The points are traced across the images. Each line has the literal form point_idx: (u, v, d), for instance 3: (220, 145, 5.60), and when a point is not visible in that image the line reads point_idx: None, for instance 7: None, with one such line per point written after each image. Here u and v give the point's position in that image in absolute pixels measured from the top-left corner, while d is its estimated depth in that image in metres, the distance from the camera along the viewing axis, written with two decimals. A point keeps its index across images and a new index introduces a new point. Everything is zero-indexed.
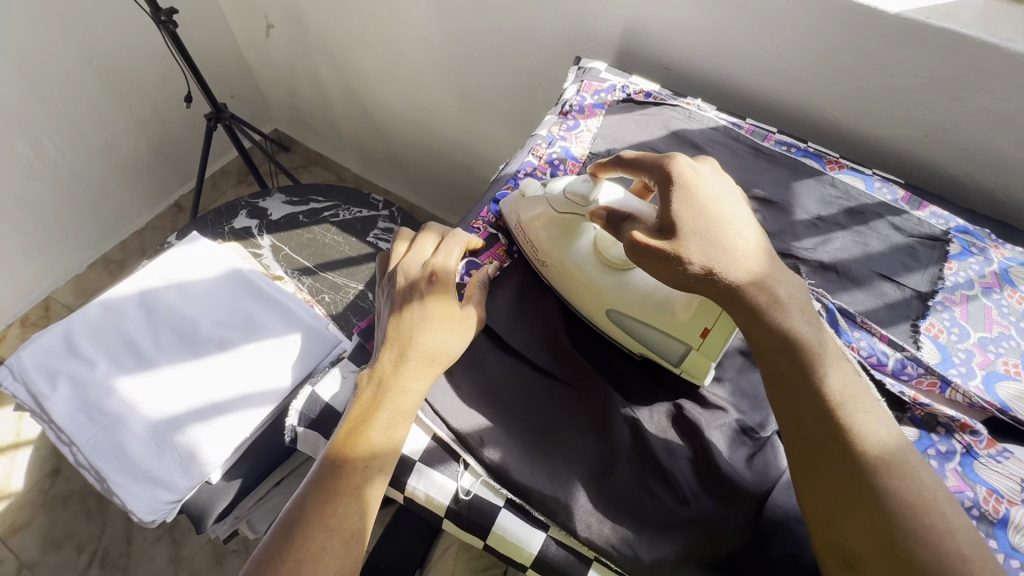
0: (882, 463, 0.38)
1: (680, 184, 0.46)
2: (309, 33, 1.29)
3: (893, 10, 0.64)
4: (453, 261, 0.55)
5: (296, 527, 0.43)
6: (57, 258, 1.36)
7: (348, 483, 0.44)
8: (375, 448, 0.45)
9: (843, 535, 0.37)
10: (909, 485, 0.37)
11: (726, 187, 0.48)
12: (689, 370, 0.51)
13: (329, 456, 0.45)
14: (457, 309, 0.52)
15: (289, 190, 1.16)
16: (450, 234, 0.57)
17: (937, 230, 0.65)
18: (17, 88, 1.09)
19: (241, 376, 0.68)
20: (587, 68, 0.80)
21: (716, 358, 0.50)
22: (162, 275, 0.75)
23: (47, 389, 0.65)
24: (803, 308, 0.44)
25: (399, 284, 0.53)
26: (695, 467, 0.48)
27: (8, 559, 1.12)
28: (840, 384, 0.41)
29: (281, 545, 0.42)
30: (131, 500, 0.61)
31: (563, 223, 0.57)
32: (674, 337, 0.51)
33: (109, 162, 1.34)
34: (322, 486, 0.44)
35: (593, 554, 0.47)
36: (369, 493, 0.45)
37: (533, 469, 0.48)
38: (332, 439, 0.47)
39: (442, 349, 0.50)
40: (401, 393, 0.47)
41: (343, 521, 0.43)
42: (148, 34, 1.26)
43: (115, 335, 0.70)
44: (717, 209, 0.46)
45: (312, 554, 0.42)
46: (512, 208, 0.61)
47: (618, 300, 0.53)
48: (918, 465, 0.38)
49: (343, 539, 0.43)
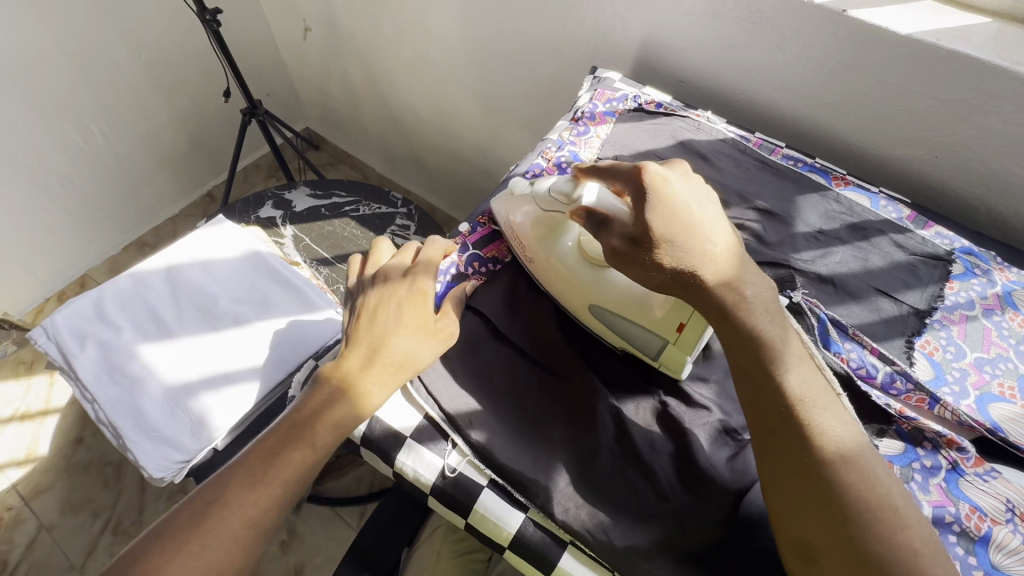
0: (839, 458, 0.41)
1: (651, 192, 0.48)
2: (343, 37, 1.35)
3: (903, 31, 0.65)
4: (431, 274, 0.57)
5: (213, 507, 0.44)
6: (96, 238, 1.44)
7: (277, 474, 0.46)
8: (316, 445, 0.48)
9: (802, 528, 0.40)
10: (864, 479, 0.40)
11: (697, 191, 0.50)
12: (667, 363, 0.54)
13: (269, 444, 0.47)
14: (432, 321, 0.54)
15: (314, 184, 1.21)
16: (430, 247, 0.60)
17: (940, 249, 0.65)
18: (72, 77, 1.18)
19: (254, 351, 0.73)
20: (602, 77, 0.82)
21: (692, 351, 0.52)
22: (188, 253, 0.79)
23: (76, 349, 0.70)
24: (767, 307, 0.46)
25: (379, 288, 0.56)
26: (676, 463, 0.50)
27: (29, 519, 1.18)
28: (802, 383, 0.44)
29: (191, 522, 0.43)
30: (142, 458, 0.66)
31: (550, 222, 0.60)
32: (651, 332, 0.54)
33: (149, 150, 1.42)
34: (253, 470, 0.46)
35: (569, 538, 0.48)
36: (294, 488, 0.47)
37: (517, 452, 0.50)
38: (277, 425, 0.49)
39: (409, 358, 0.52)
40: (360, 396, 0.50)
41: (261, 512, 0.45)
42: (194, 32, 1.34)
43: (140, 304, 0.75)
44: (688, 211, 0.48)
45: (220, 536, 0.43)
46: (502, 206, 0.65)
47: (600, 295, 0.56)
48: (873, 461, 0.42)
49: (253, 530, 0.44)
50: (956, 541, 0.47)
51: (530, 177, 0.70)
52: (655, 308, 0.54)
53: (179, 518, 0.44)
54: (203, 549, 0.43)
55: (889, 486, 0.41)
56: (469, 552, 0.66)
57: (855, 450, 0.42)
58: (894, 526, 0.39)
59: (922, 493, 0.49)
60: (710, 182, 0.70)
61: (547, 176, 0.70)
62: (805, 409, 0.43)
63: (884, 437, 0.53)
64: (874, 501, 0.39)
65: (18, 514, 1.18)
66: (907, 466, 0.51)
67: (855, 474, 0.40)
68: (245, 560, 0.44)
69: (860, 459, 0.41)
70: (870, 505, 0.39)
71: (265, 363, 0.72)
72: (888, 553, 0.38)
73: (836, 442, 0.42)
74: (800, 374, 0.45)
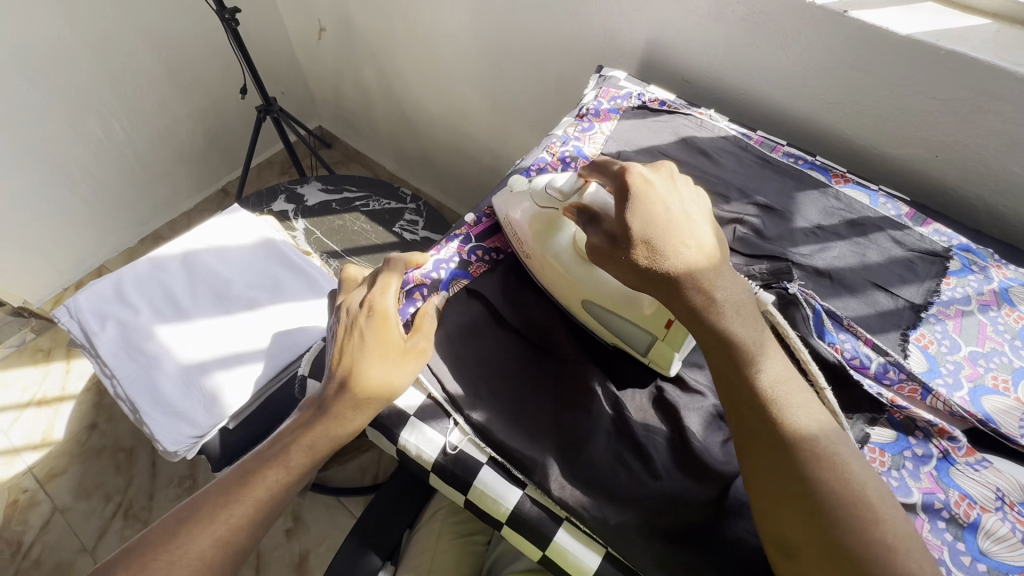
0: (812, 455, 0.41)
1: (633, 192, 0.50)
2: (356, 38, 1.38)
3: (903, 31, 0.66)
4: (390, 295, 0.55)
5: (188, 524, 0.47)
6: (114, 230, 1.48)
7: (251, 494, 0.49)
8: (290, 466, 0.50)
9: (779, 523, 0.41)
10: (839, 476, 0.40)
11: (678, 194, 0.51)
12: (656, 359, 0.55)
13: (240, 473, 0.50)
14: (401, 342, 0.54)
15: (325, 179, 1.24)
16: (392, 266, 0.59)
17: (938, 246, 0.66)
18: (95, 74, 1.22)
19: (267, 332, 0.77)
20: (608, 76, 0.84)
21: (680, 348, 0.53)
22: (204, 239, 0.83)
23: (96, 328, 0.73)
24: (738, 309, 0.47)
25: (341, 319, 0.55)
26: (671, 445, 0.51)
27: (43, 501, 1.21)
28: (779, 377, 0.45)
29: (166, 539, 0.47)
30: (157, 432, 0.68)
31: (547, 220, 0.61)
32: (642, 329, 0.55)
33: (167, 145, 1.46)
34: (229, 489, 0.49)
35: (565, 514, 0.50)
36: (271, 506, 0.49)
37: (516, 431, 0.52)
38: (253, 456, 0.52)
39: (378, 385, 0.51)
40: (332, 422, 0.51)
41: (233, 532, 0.48)
42: (213, 31, 1.38)
43: (158, 287, 0.78)
44: (666, 212, 0.49)
45: (189, 555, 0.46)
46: (502, 202, 0.66)
47: (592, 291, 0.57)
48: (847, 458, 0.42)
49: (227, 549, 0.47)
50: (945, 527, 0.48)
51: (535, 170, 0.72)
52: (644, 307, 0.55)
53: (157, 534, 0.47)
54: (175, 566, 0.45)
55: (863, 482, 0.41)
56: (469, 534, 0.70)
57: (827, 448, 0.42)
58: (865, 520, 0.39)
59: (912, 480, 0.50)
60: (712, 177, 0.71)
61: (551, 170, 0.72)
62: (779, 411, 0.44)
63: (875, 425, 0.54)
64: (848, 497, 0.40)
65: (33, 496, 1.22)
66: (899, 454, 0.52)
67: (829, 470, 0.41)
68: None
69: (834, 458, 0.41)
70: (843, 497, 0.40)
71: (277, 344, 0.76)
72: (861, 547, 0.38)
73: (809, 439, 0.42)
74: (772, 371, 0.46)
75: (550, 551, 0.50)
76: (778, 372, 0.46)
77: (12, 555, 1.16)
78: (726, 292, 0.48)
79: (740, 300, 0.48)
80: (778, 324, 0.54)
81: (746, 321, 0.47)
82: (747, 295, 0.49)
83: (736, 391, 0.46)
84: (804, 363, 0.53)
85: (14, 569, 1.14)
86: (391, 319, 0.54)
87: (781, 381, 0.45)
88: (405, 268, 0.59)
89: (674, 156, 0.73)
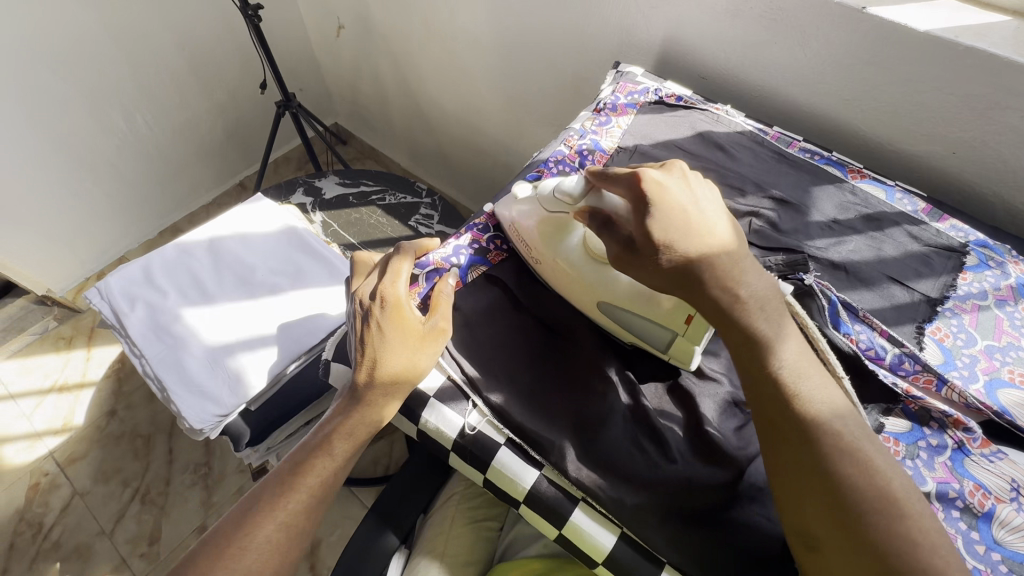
0: (827, 453, 0.42)
1: (650, 199, 0.49)
2: (374, 35, 1.41)
3: (922, 28, 0.67)
4: (401, 284, 0.57)
5: (248, 514, 0.49)
6: (135, 222, 1.51)
7: (304, 483, 0.50)
8: (335, 453, 0.52)
9: (802, 517, 0.42)
10: (863, 472, 0.41)
11: (692, 192, 0.51)
12: (677, 355, 0.55)
13: (287, 466, 0.51)
14: (419, 325, 0.55)
15: (343, 173, 1.26)
16: (399, 255, 0.60)
17: (954, 241, 0.66)
18: (121, 67, 1.25)
19: (291, 314, 0.80)
20: (625, 71, 0.85)
21: (700, 343, 0.53)
22: (230, 227, 0.87)
23: (126, 308, 0.77)
24: (762, 305, 0.48)
25: (357, 313, 0.56)
26: (686, 430, 0.53)
27: (64, 485, 1.24)
28: (793, 367, 0.46)
29: (229, 532, 0.48)
30: (183, 409, 0.71)
31: (555, 223, 0.61)
32: (661, 326, 0.55)
33: (188, 139, 1.49)
34: (283, 480, 0.50)
35: (581, 495, 0.51)
36: (322, 491, 0.51)
37: (534, 413, 0.54)
38: (295, 450, 0.53)
39: (404, 370, 0.53)
40: (366, 409, 0.52)
41: (292, 517, 0.49)
42: (235, 27, 1.41)
43: (184, 272, 0.82)
44: (686, 216, 0.49)
45: (253, 543, 0.47)
46: (506, 211, 0.66)
47: (607, 292, 0.57)
48: (873, 453, 0.42)
49: (289, 535, 0.49)
50: (959, 517, 0.48)
51: (553, 162, 0.73)
52: (662, 304, 0.54)
53: (222, 531, 0.48)
54: (244, 553, 0.47)
55: (888, 477, 0.41)
56: (483, 520, 0.71)
57: (852, 443, 0.42)
58: (890, 515, 0.39)
59: (927, 470, 0.51)
60: (728, 172, 0.72)
61: (569, 163, 0.73)
62: (806, 404, 0.44)
63: (890, 415, 0.54)
64: (869, 492, 0.40)
65: (54, 479, 1.24)
66: (913, 444, 0.52)
67: (855, 464, 0.41)
68: (282, 563, 0.48)
69: (858, 452, 0.42)
70: (867, 492, 0.40)
71: (298, 329, 0.79)
72: (882, 541, 0.39)
73: (833, 432, 0.43)
74: (793, 364, 0.46)
75: (566, 530, 0.51)
76: (800, 365, 0.46)
77: (33, 536, 1.18)
78: (751, 289, 0.48)
79: (764, 297, 0.48)
80: (799, 320, 0.54)
81: (770, 318, 0.47)
82: (770, 289, 0.49)
83: (759, 383, 0.46)
84: (821, 353, 0.53)
85: (35, 550, 1.17)
86: (406, 306, 0.55)
87: (802, 375, 0.46)
88: (416, 255, 0.61)
89: (690, 150, 0.74)
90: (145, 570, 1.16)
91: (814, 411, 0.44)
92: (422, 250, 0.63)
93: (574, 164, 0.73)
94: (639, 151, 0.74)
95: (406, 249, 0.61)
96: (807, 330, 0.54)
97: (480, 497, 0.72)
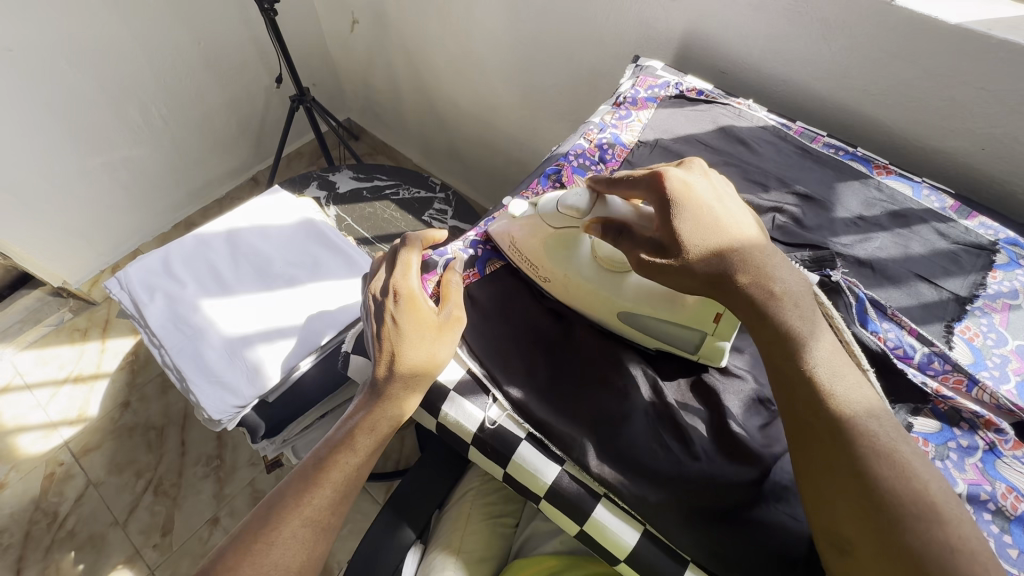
0: (859, 460, 0.40)
1: (677, 197, 0.48)
2: (388, 29, 1.40)
3: (954, 20, 0.65)
4: (411, 276, 0.56)
5: (273, 511, 0.48)
6: (151, 215, 1.52)
7: (328, 478, 0.50)
8: (358, 448, 0.51)
9: (833, 518, 0.41)
10: (899, 475, 0.40)
11: (716, 190, 0.51)
12: (707, 355, 0.55)
13: (311, 462, 0.51)
14: (434, 316, 0.55)
15: (357, 168, 1.25)
16: (404, 248, 0.59)
17: (984, 239, 0.64)
18: (138, 59, 1.25)
19: (310, 304, 0.81)
20: (644, 65, 0.84)
21: (729, 338, 0.53)
22: (248, 219, 0.88)
23: (146, 298, 0.77)
24: (797, 302, 0.47)
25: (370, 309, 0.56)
26: (711, 427, 0.52)
27: (78, 475, 1.25)
28: (821, 367, 0.45)
29: (254, 530, 0.48)
30: (202, 399, 0.72)
31: (559, 237, 0.59)
32: (688, 326, 0.54)
33: (202, 133, 1.50)
34: (307, 475, 0.50)
35: (603, 491, 0.52)
36: (347, 487, 0.50)
37: (554, 408, 0.54)
38: (318, 447, 0.53)
39: (423, 363, 0.53)
40: (387, 403, 0.52)
41: (317, 513, 0.49)
42: (251, 21, 1.41)
43: (203, 262, 0.82)
44: (713, 213, 0.49)
45: (280, 541, 0.47)
46: (500, 227, 0.63)
47: (625, 300, 0.56)
48: (909, 455, 0.41)
49: (316, 531, 0.48)
50: (991, 519, 0.47)
51: (573, 156, 0.73)
52: (688, 303, 0.54)
53: (247, 529, 0.48)
54: (270, 549, 0.46)
55: (925, 481, 0.40)
56: (499, 516, 0.71)
57: (887, 445, 0.41)
58: (929, 520, 0.38)
59: (957, 471, 0.50)
60: (751, 166, 0.71)
61: (589, 157, 0.72)
62: (848, 406, 0.43)
63: (919, 415, 0.53)
64: (908, 495, 0.39)
65: (69, 469, 1.25)
66: (942, 445, 0.51)
67: (890, 467, 0.40)
68: (309, 559, 0.48)
69: (872, 462, 0.40)
70: (904, 496, 0.39)
71: (315, 320, 0.80)
72: (922, 544, 0.37)
73: (866, 434, 0.42)
74: (832, 368, 0.45)
75: (588, 526, 0.51)
76: (835, 364, 0.45)
77: (48, 525, 1.19)
78: (786, 284, 0.47)
79: (799, 292, 0.47)
80: (825, 310, 0.54)
81: (807, 316, 0.47)
82: (805, 286, 0.48)
83: (793, 381, 0.45)
84: (847, 344, 0.52)
85: (50, 539, 1.18)
86: (419, 299, 0.55)
87: (839, 375, 0.45)
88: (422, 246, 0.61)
89: (712, 145, 0.73)
90: (159, 561, 1.17)
91: (850, 408, 0.43)
92: (430, 242, 0.63)
93: (595, 158, 0.72)
94: (660, 146, 0.73)
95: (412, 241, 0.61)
96: (836, 324, 0.53)
97: (497, 492, 0.72)
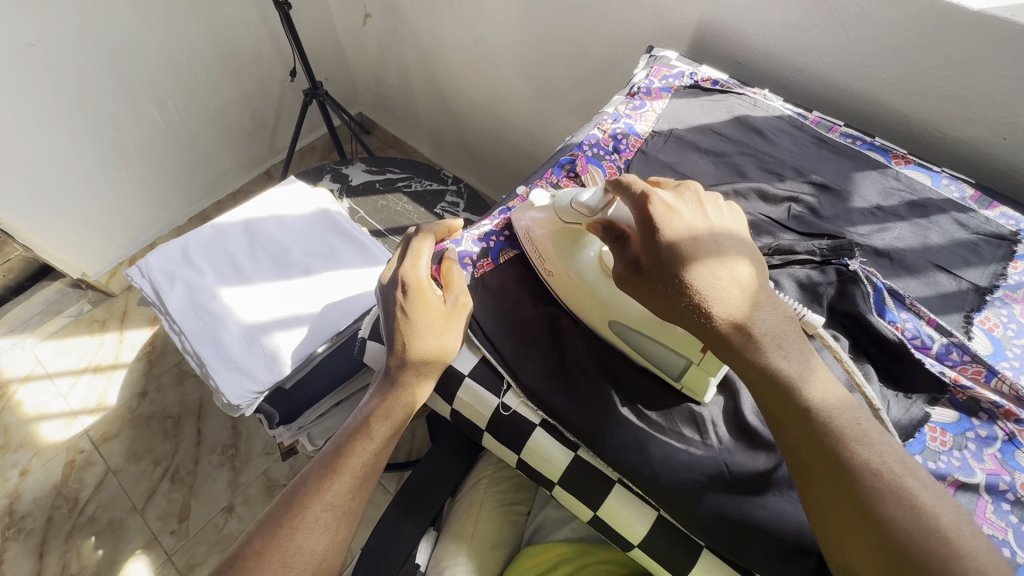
0: (868, 470, 0.41)
1: (658, 222, 0.47)
2: (401, 23, 1.41)
3: (975, 7, 0.64)
4: (420, 265, 0.57)
5: (295, 498, 0.49)
6: (167, 208, 1.54)
7: (348, 464, 0.51)
8: (374, 435, 0.52)
9: (840, 548, 0.41)
10: (916, 503, 0.39)
11: (709, 218, 0.49)
12: (689, 385, 0.52)
13: (331, 451, 0.52)
14: (442, 304, 0.56)
15: (369, 161, 1.26)
16: (412, 239, 0.60)
17: (1005, 229, 0.63)
18: (156, 55, 1.27)
19: (326, 291, 0.83)
20: (659, 55, 0.83)
21: (715, 373, 0.50)
22: (264, 210, 0.89)
23: (166, 286, 0.79)
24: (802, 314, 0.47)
25: (385, 298, 0.57)
26: (729, 413, 0.52)
27: (98, 462, 1.27)
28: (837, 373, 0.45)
29: (279, 515, 0.48)
30: (221, 384, 0.73)
31: (571, 232, 0.58)
32: (676, 352, 0.51)
33: (218, 127, 1.52)
34: (327, 462, 0.51)
35: (617, 477, 0.53)
36: (365, 471, 0.51)
37: (564, 395, 0.54)
38: (336, 436, 0.53)
39: (434, 352, 0.54)
40: (400, 391, 0.53)
41: (340, 498, 0.50)
42: (264, 16, 1.42)
43: (220, 251, 0.84)
44: (699, 243, 0.46)
45: (304, 527, 0.48)
46: (521, 218, 0.63)
47: (620, 312, 0.54)
48: (910, 471, 0.41)
49: (337, 516, 0.49)
50: (1010, 509, 0.48)
51: (587, 146, 0.73)
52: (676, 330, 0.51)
53: (271, 518, 0.49)
54: (295, 534, 0.47)
55: (943, 509, 0.39)
56: (510, 504, 0.71)
57: (902, 474, 0.40)
58: (941, 536, 0.38)
59: (976, 461, 0.50)
60: (767, 155, 0.71)
61: (603, 147, 0.72)
62: (849, 422, 0.43)
63: (936, 405, 0.53)
64: (915, 500, 0.39)
65: (88, 457, 1.28)
66: (961, 435, 0.51)
67: (886, 482, 0.40)
68: (333, 543, 0.48)
69: (880, 474, 0.40)
70: (893, 515, 0.39)
71: (334, 309, 0.81)
72: None
73: (872, 448, 0.41)
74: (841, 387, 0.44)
75: (603, 511, 0.53)
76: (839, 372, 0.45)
77: (69, 511, 1.22)
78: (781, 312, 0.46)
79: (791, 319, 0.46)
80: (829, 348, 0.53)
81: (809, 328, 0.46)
82: None
83: (798, 390, 0.44)
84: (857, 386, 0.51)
85: (71, 524, 1.20)
86: (428, 288, 0.56)
87: (830, 390, 0.45)
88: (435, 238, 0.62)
89: (728, 135, 0.73)
90: (175, 546, 1.19)
91: (848, 422, 0.43)
92: (447, 231, 0.64)
93: (608, 149, 0.72)
94: (674, 135, 0.73)
95: (422, 232, 0.62)
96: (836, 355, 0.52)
97: (508, 481, 0.72)
